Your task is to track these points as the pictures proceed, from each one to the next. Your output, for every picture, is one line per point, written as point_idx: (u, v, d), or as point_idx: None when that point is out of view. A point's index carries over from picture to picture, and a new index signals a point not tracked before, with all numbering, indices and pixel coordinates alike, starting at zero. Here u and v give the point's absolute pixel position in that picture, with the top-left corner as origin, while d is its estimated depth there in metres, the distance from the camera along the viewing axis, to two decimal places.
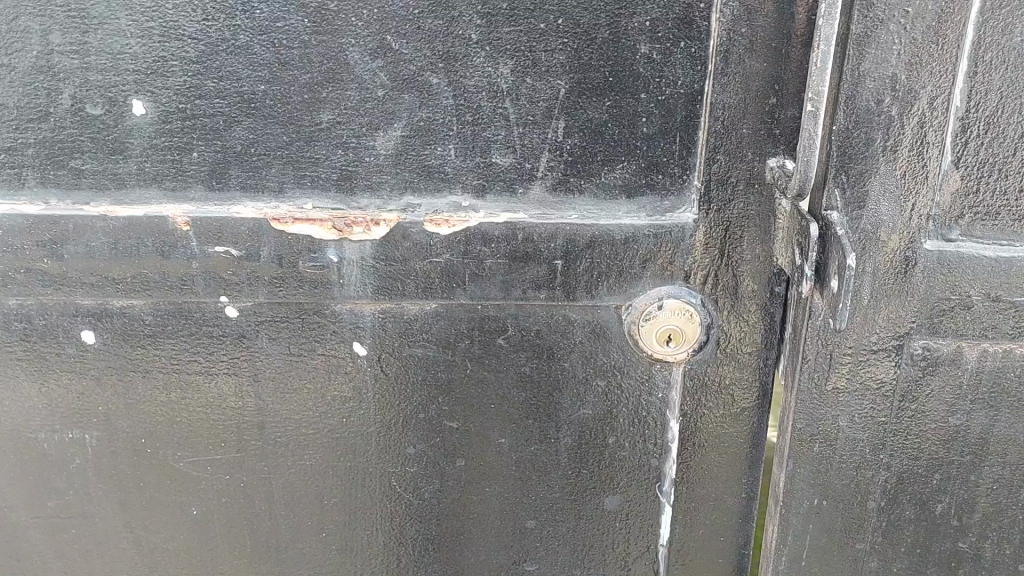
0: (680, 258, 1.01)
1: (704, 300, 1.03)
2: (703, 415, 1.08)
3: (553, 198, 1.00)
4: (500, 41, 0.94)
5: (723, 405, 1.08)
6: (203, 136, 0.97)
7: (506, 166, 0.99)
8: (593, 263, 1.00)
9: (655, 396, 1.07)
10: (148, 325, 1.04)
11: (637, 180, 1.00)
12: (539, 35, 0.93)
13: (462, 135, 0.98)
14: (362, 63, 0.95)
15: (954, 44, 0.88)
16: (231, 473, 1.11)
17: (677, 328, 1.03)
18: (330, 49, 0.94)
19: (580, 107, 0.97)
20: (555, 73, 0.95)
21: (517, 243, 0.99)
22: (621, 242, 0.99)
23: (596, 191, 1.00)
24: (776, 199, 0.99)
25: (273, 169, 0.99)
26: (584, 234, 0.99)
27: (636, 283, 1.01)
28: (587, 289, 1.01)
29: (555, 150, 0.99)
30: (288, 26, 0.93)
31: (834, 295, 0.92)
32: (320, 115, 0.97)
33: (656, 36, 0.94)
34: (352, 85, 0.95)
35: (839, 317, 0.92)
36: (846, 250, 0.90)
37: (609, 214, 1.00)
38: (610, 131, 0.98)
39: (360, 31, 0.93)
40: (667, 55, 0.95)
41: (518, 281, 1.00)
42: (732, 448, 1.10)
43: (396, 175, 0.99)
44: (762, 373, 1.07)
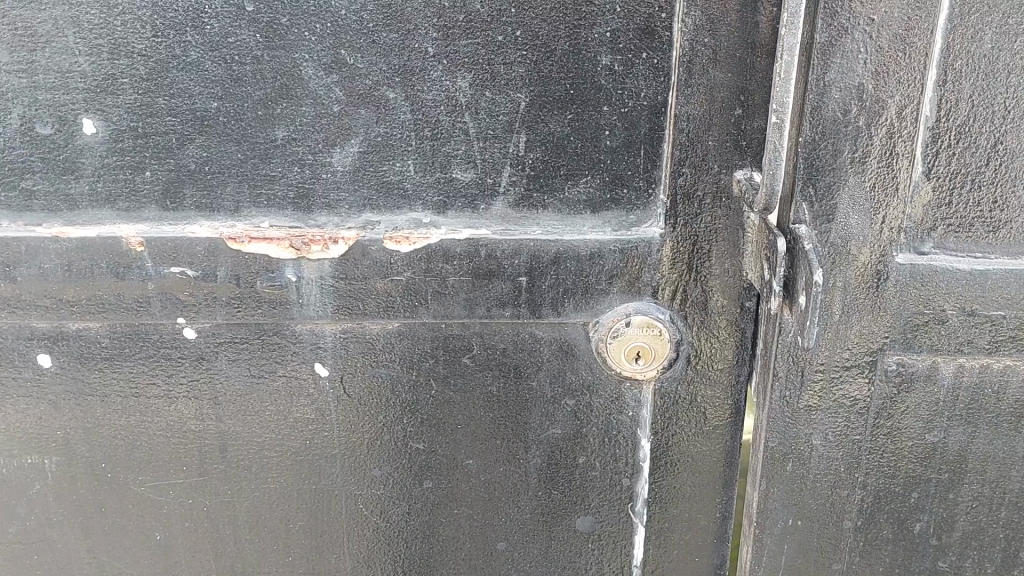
0: (647, 274, 0.98)
1: (673, 316, 1.00)
2: (675, 434, 1.06)
3: (516, 214, 0.98)
4: (457, 54, 0.91)
5: (696, 423, 1.05)
6: (156, 155, 0.95)
7: (467, 181, 0.97)
8: (559, 279, 0.98)
9: (625, 413, 1.05)
10: (104, 348, 1.01)
11: (601, 194, 0.98)
12: (497, 48, 0.91)
13: (421, 151, 0.95)
14: (317, 78, 0.92)
15: (921, 52, 0.85)
16: (194, 498, 1.09)
17: (647, 346, 1.01)
18: (285, 64, 0.92)
19: (541, 121, 0.94)
20: (514, 86, 0.93)
21: (479, 260, 0.97)
22: (587, 258, 0.97)
23: (559, 206, 0.98)
24: (744, 212, 0.96)
25: (228, 188, 0.97)
26: (549, 251, 0.97)
27: (603, 300, 0.99)
28: (552, 306, 0.99)
29: (517, 165, 0.96)
30: (240, 41, 0.91)
31: (802, 312, 0.89)
32: (276, 132, 0.94)
33: (617, 48, 0.92)
34: (307, 100, 0.93)
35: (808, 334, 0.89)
36: (813, 266, 0.87)
37: (574, 230, 0.97)
38: (573, 144, 0.96)
39: (314, 46, 0.91)
40: (629, 66, 0.92)
41: (482, 299, 0.98)
42: (705, 466, 1.07)
43: (354, 192, 0.97)
44: (735, 389, 1.04)
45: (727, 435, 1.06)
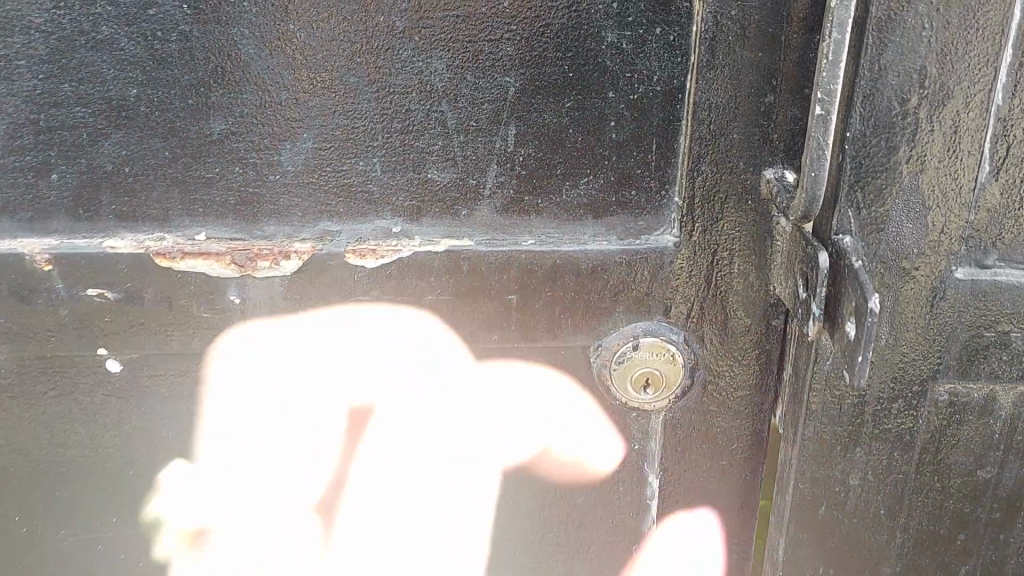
0: (659, 291, 0.85)
1: (687, 337, 0.88)
2: (688, 470, 0.92)
3: (504, 221, 0.83)
4: (431, 30, 0.75)
5: (709, 457, 0.92)
6: (63, 154, 0.78)
7: (445, 183, 0.81)
8: (555, 298, 0.84)
9: (631, 447, 0.91)
10: (12, 384, 0.85)
11: (608, 198, 0.83)
12: (480, 21, 0.75)
13: (390, 148, 0.79)
14: (259, 60, 0.75)
15: (993, 28, 0.70)
16: (129, 550, 0.93)
17: (656, 373, 0.88)
18: (218, 41, 0.75)
19: (533, 110, 0.79)
20: (502, 68, 0.77)
21: (462, 275, 0.83)
22: (589, 272, 0.84)
23: (556, 212, 0.83)
24: (773, 217, 0.83)
25: (154, 193, 0.80)
26: (546, 263, 0.83)
27: (606, 321, 0.86)
28: (548, 328, 0.85)
29: (505, 163, 0.81)
30: (163, 13, 0.73)
31: (846, 341, 0.72)
32: (210, 125, 0.77)
33: (626, 22, 0.76)
34: (248, 86, 0.76)
35: (853, 373, 0.71)
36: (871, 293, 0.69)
37: (573, 239, 0.83)
38: (571, 138, 0.80)
39: (255, 19, 0.74)
40: (640, 44, 0.77)
41: (467, 319, 0.84)
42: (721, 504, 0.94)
43: (308, 197, 0.81)
44: (756, 419, 0.91)
45: (747, 469, 0.92)
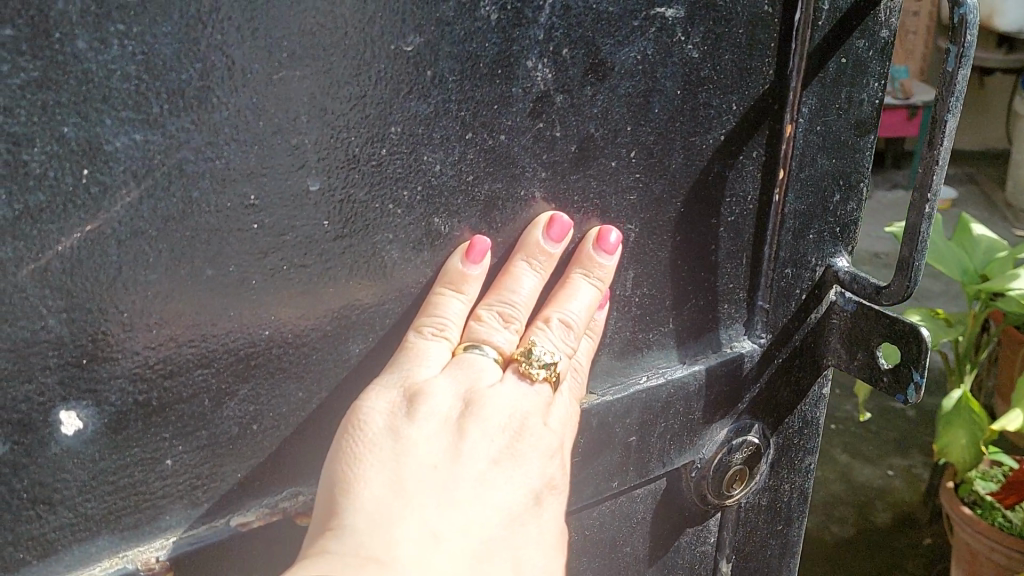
0: (747, 390, 0.89)
1: (763, 427, 0.92)
2: (749, 533, 1.00)
3: (621, 363, 0.81)
4: (634, 245, 0.76)
5: (765, 517, 1.00)
6: (182, 431, 0.60)
7: (617, 346, 0.79)
8: (667, 426, 0.84)
9: (708, 534, 0.96)
10: None
11: (707, 318, 0.84)
12: (611, 175, 0.71)
13: (613, 342, 0.79)
14: (403, 262, 0.65)
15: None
16: None
17: (742, 467, 0.92)
18: (360, 252, 0.63)
19: (652, 250, 0.77)
20: (626, 217, 0.74)
21: (591, 432, 0.79)
22: (696, 394, 0.85)
23: (663, 342, 0.82)
24: (830, 293, 0.90)
25: (282, 446, 0.65)
26: (662, 397, 0.82)
27: (707, 432, 0.88)
28: (660, 457, 0.86)
29: (623, 308, 0.78)
30: (301, 235, 0.60)
31: None
32: (349, 346, 0.65)
33: (730, 152, 0.76)
34: (390, 296, 0.66)
35: None
36: (840, 292, 0.89)
37: (677, 363, 0.84)
38: (682, 270, 0.79)
39: (401, 220, 0.64)
40: (741, 169, 0.78)
41: (596, 471, 0.82)
42: (772, 551, 1.03)
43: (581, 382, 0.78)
44: (802, 469, 1.00)
45: (789, 517, 1.03)
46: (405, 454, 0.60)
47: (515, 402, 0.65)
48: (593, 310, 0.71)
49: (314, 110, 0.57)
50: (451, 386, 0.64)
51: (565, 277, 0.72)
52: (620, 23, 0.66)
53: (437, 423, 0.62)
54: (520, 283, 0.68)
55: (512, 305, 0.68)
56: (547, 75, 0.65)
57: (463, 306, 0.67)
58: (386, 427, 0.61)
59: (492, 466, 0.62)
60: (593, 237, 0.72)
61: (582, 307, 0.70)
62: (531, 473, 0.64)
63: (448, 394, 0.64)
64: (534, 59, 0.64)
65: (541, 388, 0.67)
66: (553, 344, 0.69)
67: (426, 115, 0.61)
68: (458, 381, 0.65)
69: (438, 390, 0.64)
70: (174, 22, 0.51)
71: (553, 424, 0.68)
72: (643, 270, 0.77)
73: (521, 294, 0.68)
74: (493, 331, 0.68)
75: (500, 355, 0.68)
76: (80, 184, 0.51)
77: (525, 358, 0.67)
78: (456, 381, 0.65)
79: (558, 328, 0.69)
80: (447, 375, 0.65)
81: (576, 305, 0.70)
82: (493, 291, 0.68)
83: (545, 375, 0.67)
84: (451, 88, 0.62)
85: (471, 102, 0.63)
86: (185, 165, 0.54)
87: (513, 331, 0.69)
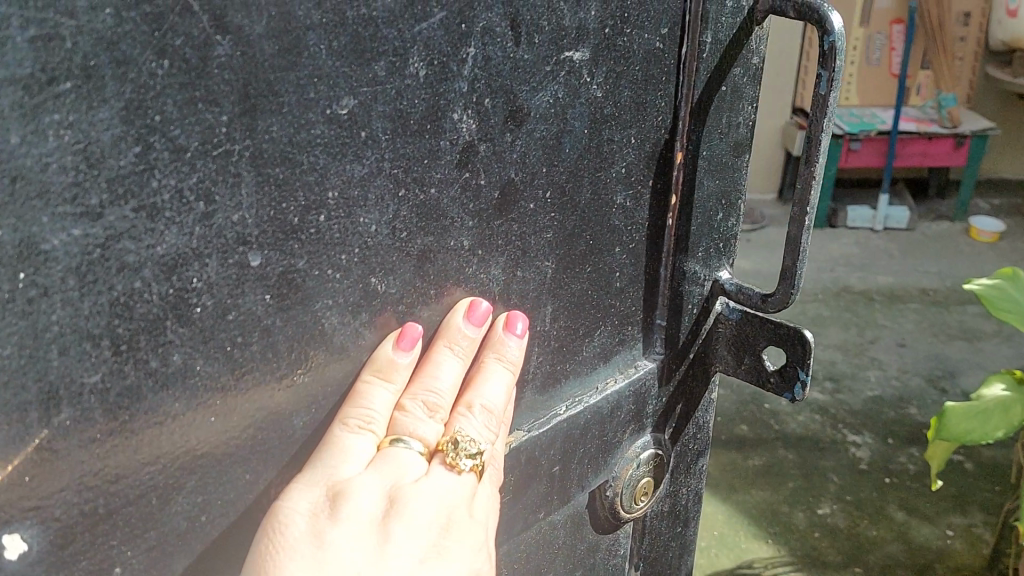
0: (649, 405, 0.92)
1: (663, 437, 0.96)
2: (650, 540, 1.04)
3: (542, 396, 0.81)
4: (556, 281, 0.77)
5: (663, 522, 1.04)
6: (130, 536, 0.56)
7: (538, 381, 0.80)
8: (585, 451, 0.86)
9: (616, 547, 0.99)
10: None
11: (613, 342, 0.86)
12: (529, 217, 0.73)
13: (536, 378, 0.80)
14: (342, 327, 0.63)
15: None
16: None
17: (647, 478, 0.95)
18: (302, 322, 0.60)
19: (566, 284, 0.79)
20: (543, 254, 0.75)
21: (520, 468, 0.79)
22: (608, 415, 0.87)
23: (577, 370, 0.83)
24: (716, 302, 0.94)
25: (231, 534, 0.61)
26: (580, 424, 0.84)
27: (617, 451, 0.90)
28: (579, 481, 0.87)
29: (543, 343, 0.79)
30: (244, 312, 0.57)
31: None
32: (292, 420, 0.63)
33: (631, 182, 0.80)
34: (331, 363, 0.64)
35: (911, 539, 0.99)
36: (725, 302, 0.94)
37: (592, 389, 0.85)
38: (591, 299, 0.82)
39: (340, 284, 0.62)
40: (640, 198, 0.81)
41: (524, 506, 0.82)
42: (669, 553, 1.08)
43: (529, 396, 0.80)
44: (693, 472, 1.05)
45: (683, 519, 1.07)
46: (328, 564, 0.59)
47: (439, 498, 0.65)
48: (509, 396, 0.72)
49: (255, 183, 0.55)
50: (376, 484, 0.63)
51: (480, 360, 0.72)
52: (535, 69, 0.68)
53: (361, 526, 0.62)
54: (441, 370, 0.68)
55: (437, 394, 0.68)
56: (471, 126, 0.66)
57: (389, 396, 0.66)
58: (309, 531, 0.60)
59: (417, 570, 0.62)
60: (501, 323, 0.73)
61: (500, 394, 0.71)
62: (455, 570, 0.64)
63: (372, 494, 0.63)
64: (459, 111, 0.64)
65: (465, 480, 0.67)
66: (476, 432, 0.69)
67: (361, 177, 0.60)
68: (384, 476, 0.64)
69: (363, 489, 0.62)
70: (112, 107, 0.47)
71: (475, 514, 0.68)
72: (559, 304, 0.79)
73: (444, 383, 0.68)
74: (419, 422, 0.67)
75: (424, 446, 0.67)
76: (17, 290, 0.47)
77: (451, 451, 0.67)
78: (381, 479, 0.64)
79: (479, 417, 0.70)
80: (372, 472, 0.64)
81: (495, 394, 0.71)
82: (416, 380, 0.68)
83: (469, 466, 0.67)
84: (384, 147, 0.61)
85: (402, 159, 0.62)
86: (126, 256, 0.50)
87: (436, 420, 0.68)
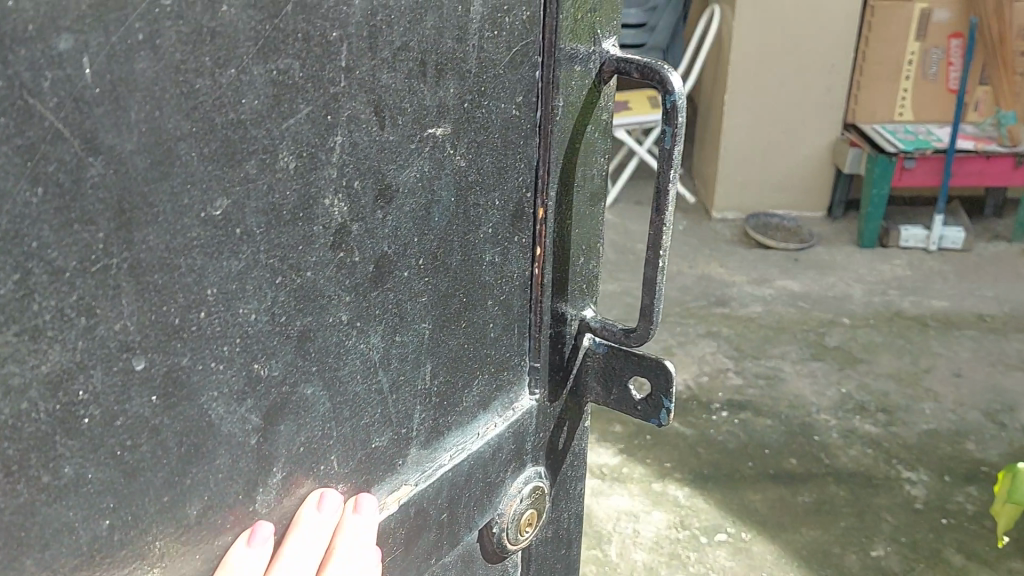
0: (528, 442, 0.97)
1: (542, 470, 1.00)
2: (536, 566, 1.08)
3: (426, 451, 0.84)
4: (436, 341, 0.81)
5: (546, 548, 1.09)
6: None
7: (422, 436, 0.83)
8: (472, 495, 0.90)
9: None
10: None
11: (490, 388, 0.90)
12: (404, 284, 0.76)
13: (422, 433, 0.83)
14: (229, 415, 0.65)
15: None
16: None
17: (529, 510, 1.00)
18: (190, 417, 0.62)
19: (443, 343, 0.82)
20: (419, 317, 0.79)
21: (410, 521, 0.82)
22: (490, 458, 0.91)
23: (458, 421, 0.87)
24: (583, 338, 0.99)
25: None
26: (464, 470, 0.88)
27: (501, 489, 0.94)
28: (468, 524, 0.90)
29: (424, 400, 0.82)
30: (131, 416, 0.58)
31: None
32: (186, 510, 0.64)
33: (497, 239, 0.84)
34: (221, 450, 0.65)
35: None
36: (591, 338, 1.00)
37: (473, 435, 0.89)
38: (467, 352, 0.86)
39: (225, 375, 0.63)
40: (507, 253, 0.86)
41: (417, 555, 0.85)
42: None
43: (420, 448, 0.83)
44: (572, 496, 1.10)
45: (565, 542, 1.12)
46: None
47: None
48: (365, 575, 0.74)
49: (135, 291, 0.56)
50: None
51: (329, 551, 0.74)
52: (399, 149, 0.71)
53: None
54: (291, 562, 0.70)
55: None
56: (343, 208, 0.68)
57: None
58: None
59: None
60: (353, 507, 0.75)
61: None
62: None
63: None
64: (331, 196, 0.67)
65: None
66: None
67: (239, 271, 0.62)
68: None
69: None
70: None
71: None
72: (438, 361, 0.82)
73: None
74: None
75: None
76: None
77: None
78: None
79: None
80: None
81: None
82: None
83: None
84: (259, 241, 0.63)
85: (278, 249, 0.64)
86: (10, 379, 0.51)
87: None
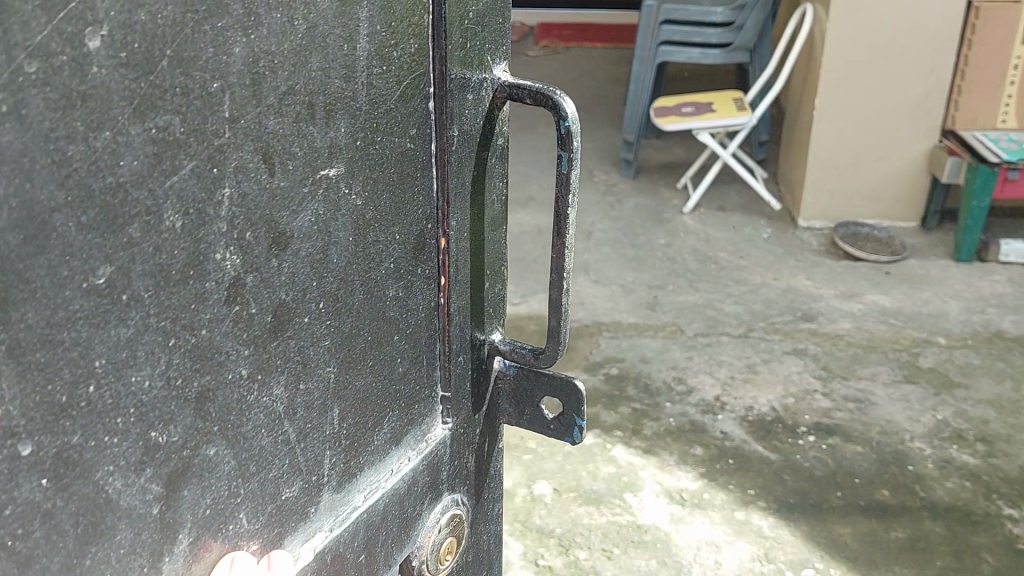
0: (442, 472, 0.95)
1: (459, 497, 0.99)
2: None
3: (339, 494, 0.82)
4: (341, 383, 0.79)
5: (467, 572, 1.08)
6: None
7: (333, 480, 0.81)
8: (388, 532, 0.88)
9: None
10: None
11: (403, 423, 0.89)
12: (306, 331, 0.74)
13: (333, 478, 0.81)
14: (128, 487, 0.62)
15: None
16: None
17: (448, 539, 0.99)
18: (84, 495, 0.59)
19: (349, 384, 0.80)
20: (323, 362, 0.76)
21: (327, 567, 0.80)
22: (405, 493, 0.89)
23: (371, 460, 0.85)
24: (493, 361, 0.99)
25: None
26: (379, 509, 0.86)
27: (418, 522, 0.93)
28: (387, 562, 0.89)
29: (333, 444, 0.80)
30: (20, 504, 0.55)
31: None
32: None
33: (399, 274, 0.82)
34: (121, 524, 0.62)
35: None
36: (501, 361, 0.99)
37: (388, 471, 0.88)
38: (375, 391, 0.84)
39: (121, 446, 0.60)
40: (409, 286, 0.84)
41: None
42: None
43: (332, 493, 0.81)
44: (489, 517, 1.10)
45: (485, 563, 1.12)
46: None
47: None
48: None
49: (15, 373, 0.53)
50: None
51: None
52: (291, 194, 0.69)
53: None
54: None
55: None
56: (235, 261, 0.66)
57: None
58: None
59: None
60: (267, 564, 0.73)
61: None
62: None
63: None
64: (222, 251, 0.64)
65: None
66: None
67: (128, 338, 0.59)
68: None
69: None
70: None
71: None
72: (345, 403, 0.80)
73: None
74: None
75: None
76: None
77: None
78: None
79: None
80: None
81: None
82: None
83: None
84: (149, 304, 0.60)
85: (169, 311, 0.62)
86: None
87: None
